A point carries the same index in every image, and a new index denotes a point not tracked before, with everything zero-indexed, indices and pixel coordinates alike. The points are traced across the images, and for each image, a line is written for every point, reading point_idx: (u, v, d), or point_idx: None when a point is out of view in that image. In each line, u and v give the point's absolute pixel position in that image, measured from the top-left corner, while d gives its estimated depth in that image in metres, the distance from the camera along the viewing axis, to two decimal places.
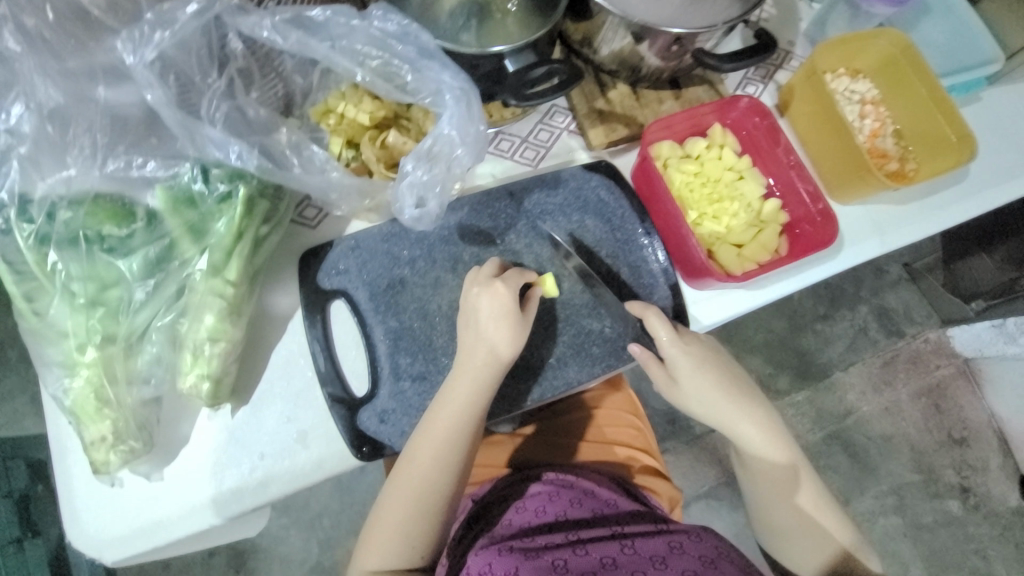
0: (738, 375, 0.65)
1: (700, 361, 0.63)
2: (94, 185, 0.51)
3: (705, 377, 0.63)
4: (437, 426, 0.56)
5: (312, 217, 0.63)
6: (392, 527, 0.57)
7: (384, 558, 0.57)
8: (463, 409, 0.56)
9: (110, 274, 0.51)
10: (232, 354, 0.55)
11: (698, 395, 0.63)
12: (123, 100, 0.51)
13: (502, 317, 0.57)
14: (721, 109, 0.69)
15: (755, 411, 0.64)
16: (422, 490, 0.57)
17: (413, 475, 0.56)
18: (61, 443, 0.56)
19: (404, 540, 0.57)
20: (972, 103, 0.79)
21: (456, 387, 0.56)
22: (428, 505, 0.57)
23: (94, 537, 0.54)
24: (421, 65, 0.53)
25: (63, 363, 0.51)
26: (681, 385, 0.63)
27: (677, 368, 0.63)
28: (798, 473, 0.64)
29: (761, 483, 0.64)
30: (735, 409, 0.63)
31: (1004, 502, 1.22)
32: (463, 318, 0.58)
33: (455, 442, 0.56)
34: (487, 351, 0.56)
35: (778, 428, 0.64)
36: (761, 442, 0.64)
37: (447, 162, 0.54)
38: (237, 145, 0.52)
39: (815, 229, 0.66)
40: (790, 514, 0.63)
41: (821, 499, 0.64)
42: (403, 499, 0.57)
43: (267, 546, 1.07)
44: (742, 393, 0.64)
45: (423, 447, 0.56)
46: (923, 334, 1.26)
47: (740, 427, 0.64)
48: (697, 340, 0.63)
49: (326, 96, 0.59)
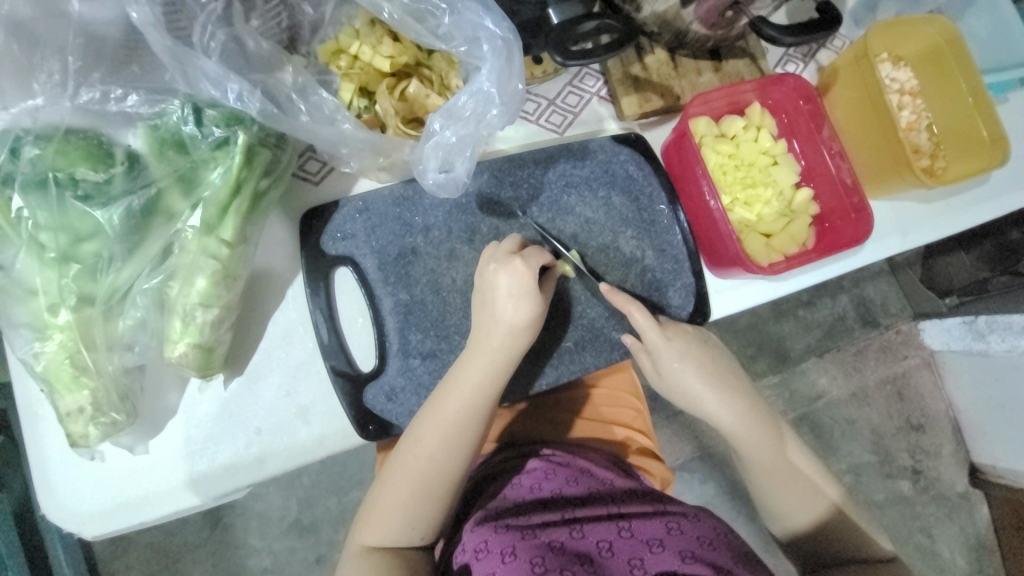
0: (720, 358, 0.62)
1: (681, 348, 0.60)
2: (63, 119, 0.43)
3: (688, 368, 0.60)
4: (451, 402, 0.52)
5: (315, 171, 0.57)
6: (393, 505, 0.52)
7: (383, 536, 0.52)
8: (479, 386, 0.52)
9: (85, 225, 0.44)
10: (226, 322, 0.50)
11: (681, 386, 0.61)
12: (99, 17, 0.43)
13: (525, 295, 0.53)
14: (764, 87, 0.65)
15: (739, 397, 0.61)
16: (429, 468, 0.52)
17: (423, 450, 0.52)
18: (32, 409, 0.51)
19: (405, 519, 0.52)
20: (1002, 105, 0.77)
21: (472, 364, 0.53)
22: (434, 483, 0.52)
23: (73, 510, 0.50)
24: (460, 6, 0.46)
25: (32, 325, 0.45)
26: (666, 375, 0.61)
27: (661, 359, 0.60)
28: (784, 450, 0.62)
29: (753, 467, 0.62)
30: (720, 397, 0.61)
31: (950, 485, 1.31)
32: (479, 298, 0.54)
33: (467, 420, 0.52)
34: (508, 328, 0.53)
35: (760, 409, 0.62)
36: (739, 424, 0.61)
37: (477, 121, 0.48)
38: (237, 83, 0.44)
39: (846, 224, 0.64)
40: (783, 483, 0.61)
41: (810, 469, 0.63)
42: (409, 475, 0.52)
43: (243, 502, 1.04)
44: (725, 380, 0.61)
45: (435, 423, 0.52)
46: (896, 325, 1.29)
47: (723, 416, 0.61)
48: (683, 332, 0.61)
49: (338, 33, 0.52)
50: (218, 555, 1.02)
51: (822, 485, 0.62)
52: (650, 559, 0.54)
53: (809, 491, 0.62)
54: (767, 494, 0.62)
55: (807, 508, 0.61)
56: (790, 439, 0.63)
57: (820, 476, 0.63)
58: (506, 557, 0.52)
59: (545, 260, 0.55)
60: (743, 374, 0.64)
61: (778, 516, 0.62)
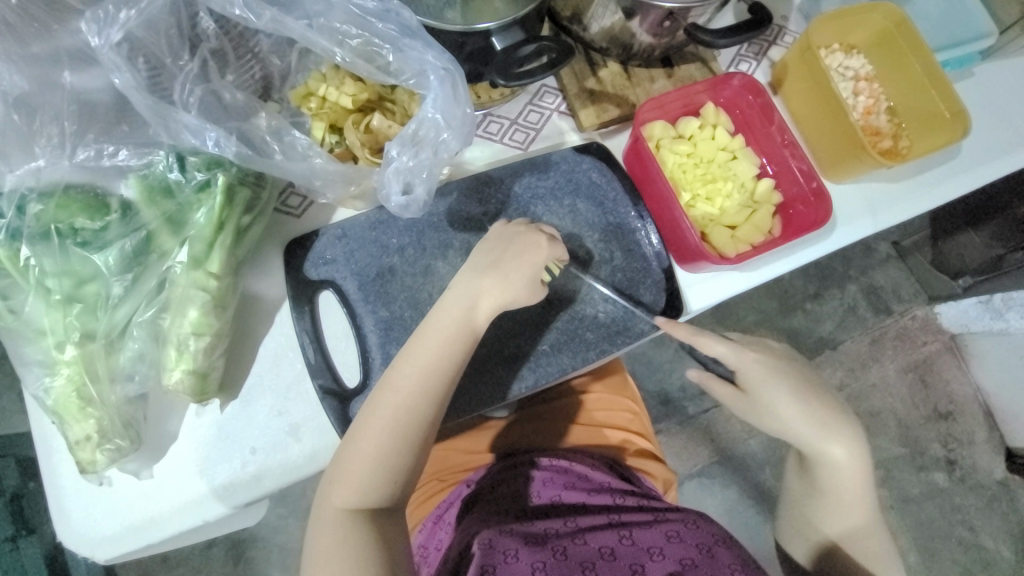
0: (819, 391, 0.63)
1: (771, 371, 0.61)
2: (63, 176, 0.49)
3: (782, 393, 0.61)
4: (422, 353, 0.52)
5: (297, 206, 0.62)
6: (365, 457, 0.50)
7: (357, 491, 0.50)
8: (457, 336, 0.53)
9: (86, 268, 0.49)
10: (218, 348, 0.54)
11: (770, 405, 0.61)
12: (90, 86, 0.49)
13: (502, 265, 0.55)
14: (714, 87, 0.68)
15: (841, 437, 0.61)
16: (404, 416, 0.51)
17: (398, 399, 0.51)
18: (47, 442, 0.55)
19: (381, 473, 0.50)
20: (965, 79, 0.78)
21: (448, 315, 0.53)
22: (411, 431, 0.51)
23: (85, 536, 0.54)
24: (404, 44, 0.51)
25: (43, 362, 0.50)
26: (755, 391, 0.62)
27: (749, 378, 0.62)
28: (843, 497, 0.61)
29: (821, 500, 0.62)
30: (817, 431, 0.61)
31: (988, 473, 1.25)
32: (481, 259, 0.56)
33: (443, 370, 0.52)
34: (489, 288, 0.55)
35: (861, 459, 0.61)
36: (836, 460, 0.60)
37: (433, 146, 0.52)
38: (214, 132, 0.49)
39: (808, 209, 0.66)
40: (839, 524, 0.61)
41: (863, 524, 0.61)
42: (383, 425, 0.50)
43: (264, 536, 1.06)
44: (825, 416, 0.61)
45: (410, 375, 0.52)
46: (911, 311, 1.26)
47: (822, 449, 0.60)
48: (767, 354, 0.63)
49: (307, 78, 0.57)
50: None
51: (867, 537, 0.61)
52: (652, 565, 0.55)
53: (859, 540, 0.61)
54: (824, 527, 0.62)
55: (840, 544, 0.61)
56: (864, 493, 0.61)
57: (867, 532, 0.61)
58: (509, 558, 0.53)
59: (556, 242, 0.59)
60: (850, 415, 0.64)
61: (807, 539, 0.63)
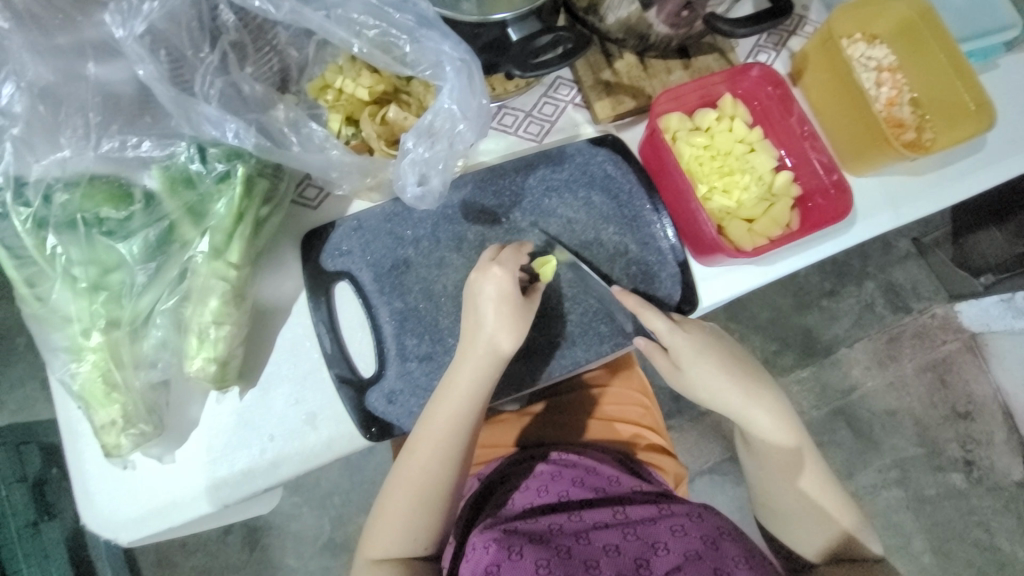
0: (742, 359, 0.64)
1: (703, 346, 0.62)
2: (88, 166, 0.50)
3: (710, 367, 0.62)
4: (442, 413, 0.55)
5: (313, 197, 0.62)
6: (393, 518, 0.55)
7: (386, 546, 0.55)
8: (468, 398, 0.55)
9: (112, 257, 0.51)
10: (237, 337, 0.55)
11: (703, 382, 0.62)
12: (114, 77, 0.50)
13: (501, 321, 0.55)
14: (732, 78, 0.67)
15: (766, 400, 0.62)
16: (425, 479, 0.55)
17: (419, 462, 0.55)
18: (72, 427, 0.56)
19: (410, 527, 0.55)
20: (990, 71, 0.76)
21: (459, 372, 0.55)
22: (432, 493, 0.55)
23: (110, 519, 0.55)
24: (421, 34, 0.51)
25: (69, 348, 0.51)
26: (684, 370, 0.62)
27: (680, 356, 0.62)
28: (789, 461, 0.62)
29: (765, 473, 0.63)
30: (741, 399, 0.62)
31: (1007, 475, 1.23)
32: (469, 304, 0.57)
33: (458, 432, 0.55)
34: (489, 339, 0.55)
35: (790, 419, 0.62)
36: (763, 427, 0.62)
37: (449, 138, 0.53)
38: (234, 123, 0.50)
39: (828, 202, 0.65)
40: (793, 497, 0.62)
41: (822, 494, 0.62)
42: (408, 489, 0.55)
43: (279, 524, 1.08)
44: (750, 381, 0.63)
45: (427, 439, 0.55)
46: (930, 309, 1.24)
47: (751, 418, 0.62)
48: (700, 328, 0.63)
49: (324, 71, 0.57)
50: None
51: (832, 508, 0.61)
52: (656, 561, 0.56)
53: (822, 509, 0.61)
54: (782, 501, 0.62)
55: (816, 523, 0.61)
56: (802, 458, 0.62)
57: (832, 502, 0.61)
58: (512, 555, 0.54)
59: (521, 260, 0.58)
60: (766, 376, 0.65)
61: (784, 526, 0.63)
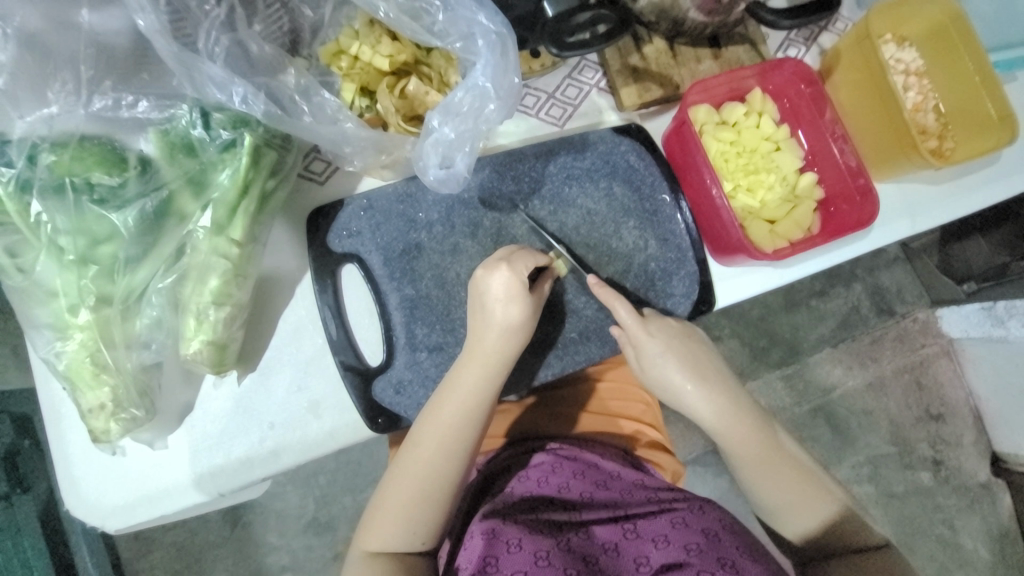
0: (704, 354, 0.62)
1: (664, 343, 0.60)
2: (78, 127, 0.45)
3: (668, 362, 0.60)
4: (446, 408, 0.53)
5: (320, 171, 0.58)
6: (393, 511, 0.53)
7: (385, 540, 0.53)
8: (475, 392, 0.53)
9: (102, 228, 0.46)
10: (237, 320, 0.51)
11: (663, 378, 0.61)
12: (108, 27, 0.45)
13: (513, 318, 0.53)
14: (764, 73, 0.64)
15: (722, 391, 0.61)
16: (428, 473, 0.53)
17: (422, 456, 0.53)
18: (56, 408, 0.53)
19: (407, 523, 0.53)
20: (1010, 83, 0.75)
21: (467, 365, 0.53)
22: (434, 488, 0.53)
23: (97, 506, 0.52)
24: (454, 2, 0.47)
25: (54, 325, 0.47)
26: (647, 366, 0.60)
27: (642, 352, 0.60)
28: (761, 450, 0.60)
29: (743, 465, 0.61)
30: (702, 391, 0.60)
31: (971, 474, 1.28)
32: (474, 302, 0.54)
33: (463, 426, 0.53)
34: (501, 330, 0.53)
35: (749, 408, 0.61)
36: (720, 416, 0.60)
37: (475, 117, 0.49)
38: (242, 86, 0.45)
39: (852, 208, 0.64)
40: (775, 486, 0.60)
41: (802, 479, 0.60)
42: (409, 482, 0.53)
43: (262, 502, 1.06)
44: (708, 374, 0.61)
45: (431, 432, 0.53)
46: (913, 313, 1.26)
47: (716, 408, 0.60)
48: (665, 325, 0.60)
49: (338, 34, 0.53)
50: (238, 553, 1.05)
51: (815, 492, 0.60)
52: (656, 555, 0.55)
53: (804, 493, 0.60)
54: (767, 493, 0.60)
55: (804, 511, 0.59)
56: (773, 443, 0.60)
57: (814, 486, 0.60)
58: (510, 547, 0.52)
59: (535, 260, 0.55)
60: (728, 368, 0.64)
61: (778, 519, 0.60)
